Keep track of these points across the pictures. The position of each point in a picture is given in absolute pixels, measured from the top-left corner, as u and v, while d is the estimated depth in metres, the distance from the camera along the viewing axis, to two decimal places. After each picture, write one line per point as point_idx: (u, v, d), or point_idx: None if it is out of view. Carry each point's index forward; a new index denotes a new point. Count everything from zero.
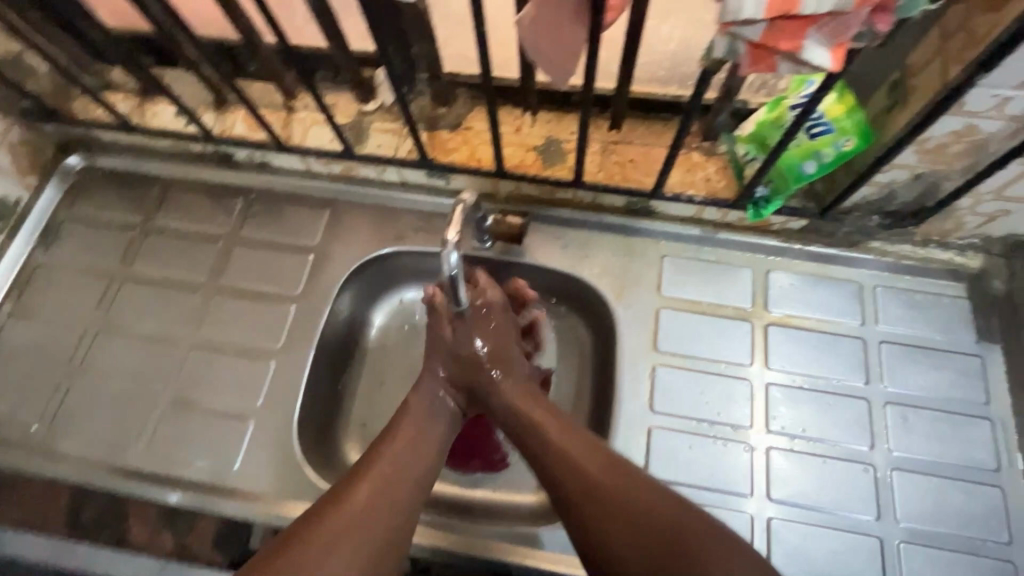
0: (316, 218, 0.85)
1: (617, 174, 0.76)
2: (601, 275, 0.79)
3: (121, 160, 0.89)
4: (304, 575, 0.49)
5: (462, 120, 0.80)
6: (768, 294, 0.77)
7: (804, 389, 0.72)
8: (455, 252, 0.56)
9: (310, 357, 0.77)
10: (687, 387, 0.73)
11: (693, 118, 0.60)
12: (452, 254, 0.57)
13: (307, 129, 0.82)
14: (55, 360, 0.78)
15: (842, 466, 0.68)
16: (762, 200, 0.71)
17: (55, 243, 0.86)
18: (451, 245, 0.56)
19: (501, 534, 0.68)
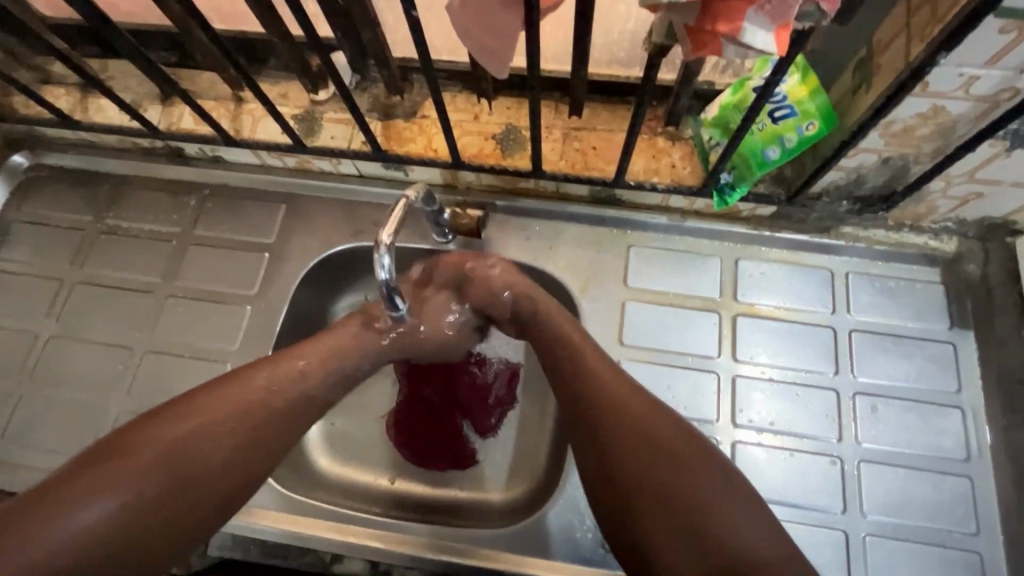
0: (271, 214, 0.82)
1: (579, 162, 0.73)
2: (566, 267, 0.76)
3: (70, 157, 0.86)
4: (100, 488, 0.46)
5: (417, 108, 0.77)
6: (737, 283, 0.75)
7: (772, 381, 0.70)
8: (388, 254, 0.53)
9: (268, 359, 0.75)
10: (653, 381, 0.71)
11: (647, 101, 0.56)
12: (387, 256, 0.54)
13: (257, 122, 0.78)
14: (6, 367, 0.76)
15: (809, 458, 0.67)
16: (727, 187, 0.67)
17: (3, 245, 0.83)
18: (386, 244, 0.54)
19: (462, 536, 0.66)
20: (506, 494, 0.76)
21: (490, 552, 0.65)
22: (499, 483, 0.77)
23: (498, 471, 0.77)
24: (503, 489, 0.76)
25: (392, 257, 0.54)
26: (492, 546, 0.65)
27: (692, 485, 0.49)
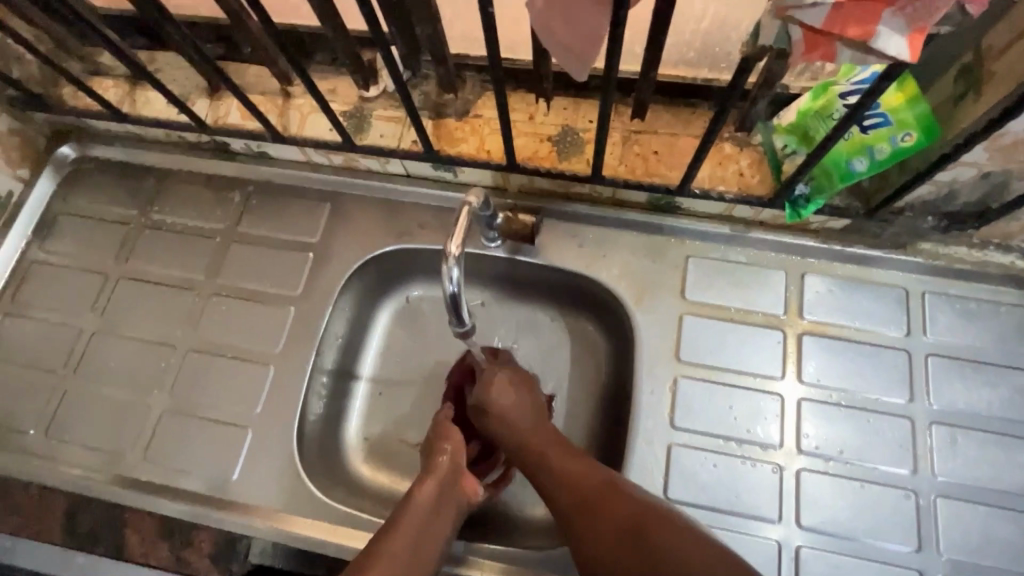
0: (315, 212, 0.80)
1: (640, 168, 0.69)
2: (621, 277, 0.73)
3: (116, 150, 0.85)
4: None
5: (470, 107, 0.74)
6: (803, 300, 0.70)
7: (840, 406, 0.66)
8: (456, 265, 0.52)
9: (312, 362, 0.73)
10: (711, 401, 0.67)
11: (729, 106, 0.53)
12: (455, 269, 0.53)
13: (305, 118, 0.76)
14: (52, 361, 0.76)
15: (882, 491, 0.63)
16: (802, 199, 0.64)
17: (49, 238, 0.82)
18: (455, 256, 0.52)
19: (495, 554, 0.65)
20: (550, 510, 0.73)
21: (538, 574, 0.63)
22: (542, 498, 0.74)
23: None
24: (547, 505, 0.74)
25: (460, 268, 0.53)
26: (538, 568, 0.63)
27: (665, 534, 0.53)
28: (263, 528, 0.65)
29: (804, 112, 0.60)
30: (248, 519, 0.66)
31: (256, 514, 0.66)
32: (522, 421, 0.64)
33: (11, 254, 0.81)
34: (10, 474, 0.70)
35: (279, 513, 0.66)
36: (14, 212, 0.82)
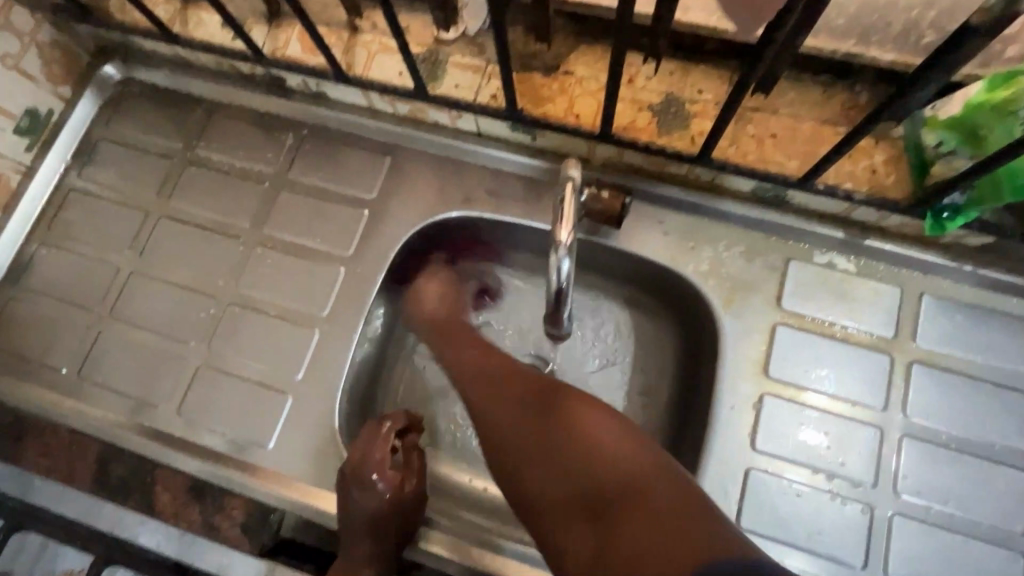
0: (374, 166, 0.72)
1: (753, 153, 0.60)
2: (710, 274, 0.65)
3: (162, 75, 0.78)
4: None
5: (561, 62, 0.64)
6: (919, 324, 0.62)
7: (947, 447, 0.59)
8: (566, 259, 0.49)
9: (358, 330, 0.67)
10: (799, 424, 0.60)
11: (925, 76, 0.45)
12: (565, 260, 0.50)
13: (372, 57, 0.67)
14: (87, 298, 0.71)
15: (985, 550, 0.56)
16: (949, 210, 0.54)
17: (89, 164, 0.77)
18: (566, 246, 0.49)
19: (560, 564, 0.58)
20: None
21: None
22: None
23: None
24: None
25: (569, 261, 0.50)
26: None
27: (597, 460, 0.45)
28: (298, 501, 0.61)
29: (977, 106, 0.49)
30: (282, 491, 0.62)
31: (290, 487, 0.62)
32: (482, 366, 0.59)
33: (48, 178, 0.76)
34: (40, 413, 0.67)
35: (316, 488, 0.62)
36: (52, 133, 0.76)
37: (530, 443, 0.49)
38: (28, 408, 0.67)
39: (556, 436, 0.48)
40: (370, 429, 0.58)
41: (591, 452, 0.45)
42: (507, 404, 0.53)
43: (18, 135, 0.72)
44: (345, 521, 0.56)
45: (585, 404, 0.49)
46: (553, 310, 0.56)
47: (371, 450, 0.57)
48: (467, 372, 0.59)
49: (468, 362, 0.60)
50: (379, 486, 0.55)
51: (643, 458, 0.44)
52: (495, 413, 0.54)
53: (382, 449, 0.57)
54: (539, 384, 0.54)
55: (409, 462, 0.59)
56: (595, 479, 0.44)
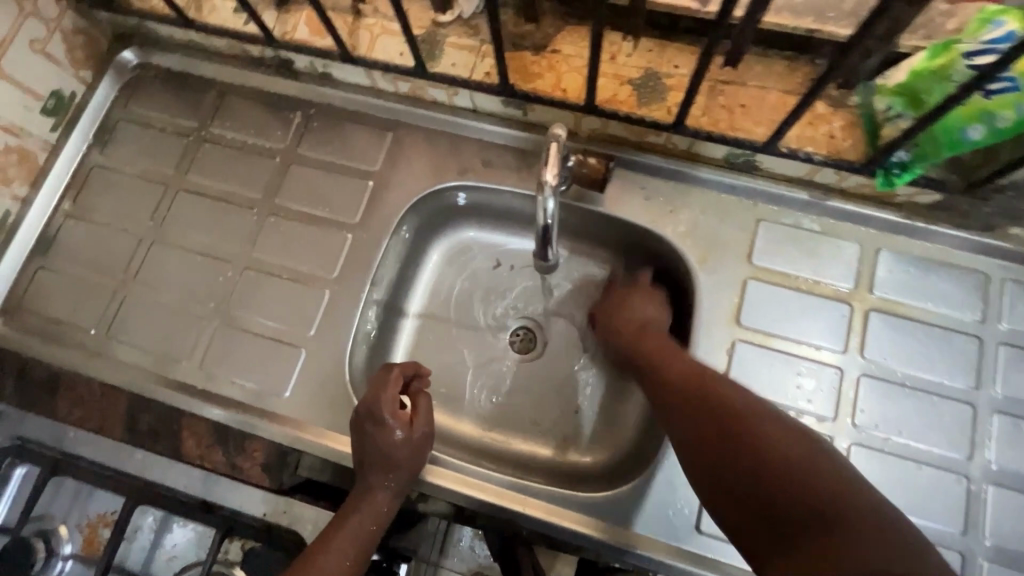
0: (378, 141, 0.78)
1: (723, 121, 0.65)
2: (686, 235, 0.71)
3: (178, 59, 0.83)
4: None
5: (549, 41, 0.70)
6: (876, 276, 0.68)
7: (901, 384, 0.65)
8: (551, 198, 0.56)
9: (367, 290, 0.73)
10: (768, 366, 0.66)
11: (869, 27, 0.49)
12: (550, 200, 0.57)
13: (375, 39, 0.73)
14: (112, 266, 0.77)
15: (934, 474, 0.62)
16: (898, 167, 0.60)
17: (111, 143, 0.82)
18: (551, 187, 0.56)
19: (552, 496, 0.64)
20: (589, 458, 0.74)
21: (589, 520, 0.63)
22: (581, 445, 0.75)
23: (581, 434, 0.75)
24: (585, 453, 0.74)
25: (555, 202, 0.57)
26: (594, 514, 0.63)
27: (744, 416, 0.53)
28: (313, 444, 0.67)
29: (918, 73, 0.55)
30: (299, 435, 0.67)
31: (306, 431, 0.68)
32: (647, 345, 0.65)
33: (72, 156, 0.81)
34: (69, 370, 0.72)
35: (329, 432, 0.68)
36: (76, 113, 0.81)
37: (726, 435, 0.52)
38: (59, 365, 0.72)
39: (718, 400, 0.55)
40: (386, 376, 0.64)
41: (728, 402, 0.54)
42: (688, 407, 0.57)
43: (45, 115, 0.77)
44: (361, 452, 0.61)
45: (773, 412, 0.53)
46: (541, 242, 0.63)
47: (382, 392, 0.62)
48: (653, 367, 0.63)
49: (654, 353, 0.64)
50: (391, 424, 0.61)
51: (761, 418, 0.52)
52: (688, 403, 0.57)
53: (391, 391, 0.62)
54: (736, 386, 0.56)
55: (416, 405, 0.65)
56: (744, 444, 0.51)
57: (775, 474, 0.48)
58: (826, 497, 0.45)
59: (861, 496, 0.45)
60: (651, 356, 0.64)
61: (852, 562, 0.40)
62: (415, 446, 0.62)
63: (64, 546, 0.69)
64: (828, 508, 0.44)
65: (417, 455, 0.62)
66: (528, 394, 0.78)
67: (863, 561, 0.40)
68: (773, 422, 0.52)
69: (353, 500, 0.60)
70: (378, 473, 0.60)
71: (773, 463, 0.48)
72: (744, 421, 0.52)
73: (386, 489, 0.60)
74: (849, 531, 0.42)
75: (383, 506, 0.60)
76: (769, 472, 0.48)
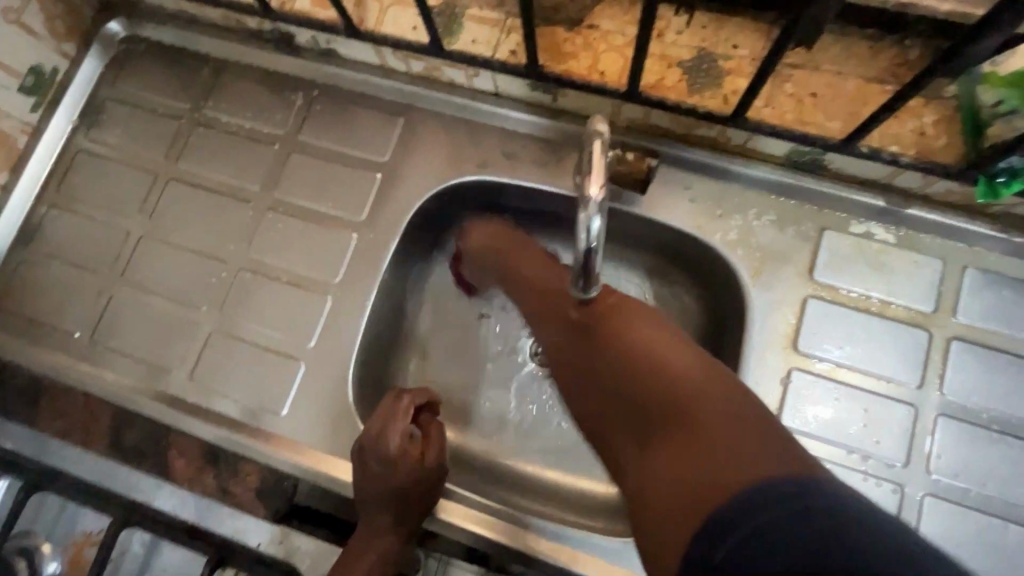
0: (387, 129, 0.69)
1: (790, 113, 0.55)
2: (738, 244, 0.61)
3: (169, 32, 0.75)
4: None
5: (584, 16, 0.59)
6: (961, 299, 0.58)
7: (986, 426, 0.56)
8: (597, 214, 0.44)
9: (372, 297, 0.66)
10: (828, 399, 0.57)
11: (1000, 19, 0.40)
12: (596, 220, 0.44)
13: (385, 11, 0.64)
14: (98, 262, 0.70)
15: (1023, 534, 0.54)
16: (1006, 174, 0.50)
17: (97, 126, 0.75)
18: (596, 203, 0.44)
19: (579, 540, 0.56)
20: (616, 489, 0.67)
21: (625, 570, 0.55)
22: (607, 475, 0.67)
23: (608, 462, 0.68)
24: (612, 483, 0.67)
25: (600, 219, 0.44)
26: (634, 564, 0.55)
27: (611, 320, 0.49)
28: (311, 469, 0.61)
29: None
30: (295, 459, 0.61)
31: (304, 454, 0.61)
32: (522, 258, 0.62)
33: (55, 140, 0.74)
34: (53, 377, 0.66)
35: (329, 456, 0.61)
36: (59, 92, 0.73)
37: (591, 336, 0.49)
38: (42, 371, 0.67)
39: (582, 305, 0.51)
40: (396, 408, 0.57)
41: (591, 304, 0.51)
42: (560, 332, 0.52)
43: (23, 94, 0.70)
44: (367, 489, 0.55)
45: (630, 306, 0.49)
46: (581, 275, 0.48)
47: (388, 426, 0.55)
48: (523, 281, 0.59)
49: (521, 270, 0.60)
50: (401, 461, 0.54)
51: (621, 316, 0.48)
52: (553, 315, 0.53)
53: (400, 423, 0.56)
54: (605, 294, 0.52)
55: (427, 435, 0.58)
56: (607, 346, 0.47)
57: (641, 377, 0.44)
58: (679, 393, 0.41)
59: (723, 383, 0.41)
60: (522, 274, 0.60)
61: (709, 440, 0.38)
62: (426, 485, 0.55)
63: (48, 564, 0.64)
64: (683, 396, 0.41)
65: (429, 494, 0.56)
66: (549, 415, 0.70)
67: (716, 439, 0.38)
68: (634, 325, 0.47)
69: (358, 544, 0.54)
70: (386, 514, 0.54)
71: (630, 364, 0.45)
72: (610, 321, 0.48)
73: (393, 530, 0.55)
74: (699, 435, 0.38)
75: (389, 550, 0.54)
76: (631, 370, 0.45)
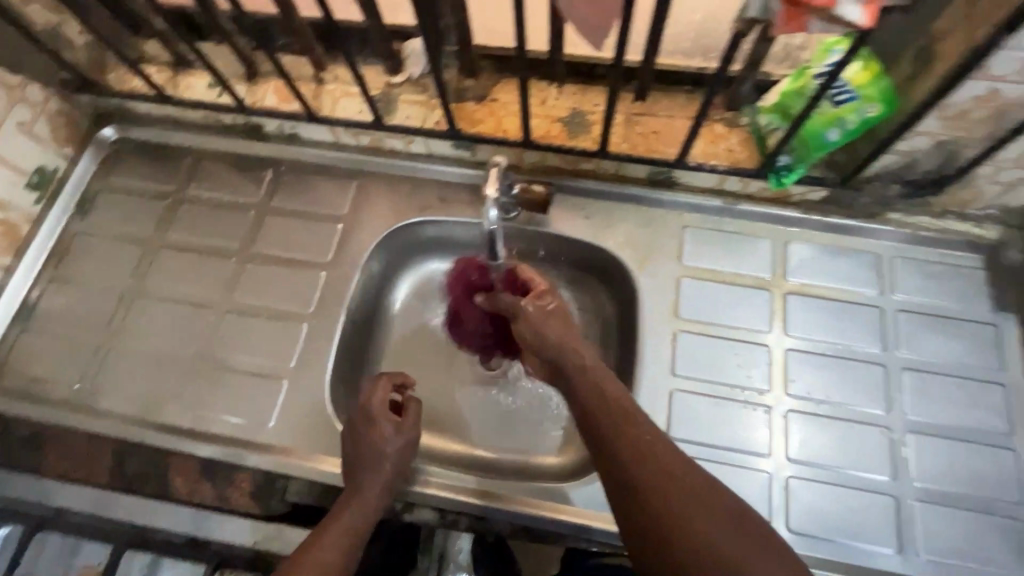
0: (343, 189, 0.87)
1: (642, 145, 0.77)
2: (624, 245, 0.81)
3: (155, 131, 0.91)
4: None
5: (488, 92, 0.81)
6: (789, 264, 0.79)
7: (823, 354, 0.74)
8: (492, 207, 0.66)
9: (341, 321, 0.79)
10: (707, 351, 0.75)
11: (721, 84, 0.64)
12: (492, 210, 0.67)
13: (336, 101, 0.83)
14: (95, 323, 0.81)
15: (863, 429, 0.70)
16: (784, 169, 0.72)
17: (91, 211, 0.88)
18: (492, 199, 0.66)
19: (531, 491, 0.68)
20: (562, 458, 0.79)
21: (571, 510, 0.67)
22: (554, 447, 0.80)
23: (552, 436, 0.80)
24: (559, 454, 0.79)
25: (496, 212, 0.67)
26: (582, 504, 0.67)
27: (717, 518, 0.52)
28: (297, 468, 0.71)
29: (785, 93, 0.68)
30: (284, 461, 0.71)
31: (291, 456, 0.71)
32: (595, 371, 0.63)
33: (54, 226, 0.87)
34: (54, 425, 0.74)
35: (313, 455, 0.72)
36: (58, 187, 0.87)
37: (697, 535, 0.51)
38: (44, 422, 0.74)
39: (685, 497, 0.53)
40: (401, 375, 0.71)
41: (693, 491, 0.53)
42: (675, 513, 0.52)
43: (29, 190, 0.83)
44: (353, 454, 0.66)
45: (740, 520, 0.52)
46: (489, 250, 0.71)
47: (372, 395, 0.69)
48: (611, 430, 0.58)
49: (608, 418, 0.59)
50: (380, 421, 0.67)
51: (721, 526, 0.51)
52: (654, 481, 0.54)
53: (381, 392, 0.69)
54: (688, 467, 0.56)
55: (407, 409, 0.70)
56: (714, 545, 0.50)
57: None
58: None
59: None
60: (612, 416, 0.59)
61: None
62: (400, 442, 0.66)
63: None
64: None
65: (404, 456, 0.67)
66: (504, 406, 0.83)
67: None
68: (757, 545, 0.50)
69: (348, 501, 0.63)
70: (370, 466, 0.64)
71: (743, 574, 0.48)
72: (716, 519, 0.52)
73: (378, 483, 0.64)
74: None
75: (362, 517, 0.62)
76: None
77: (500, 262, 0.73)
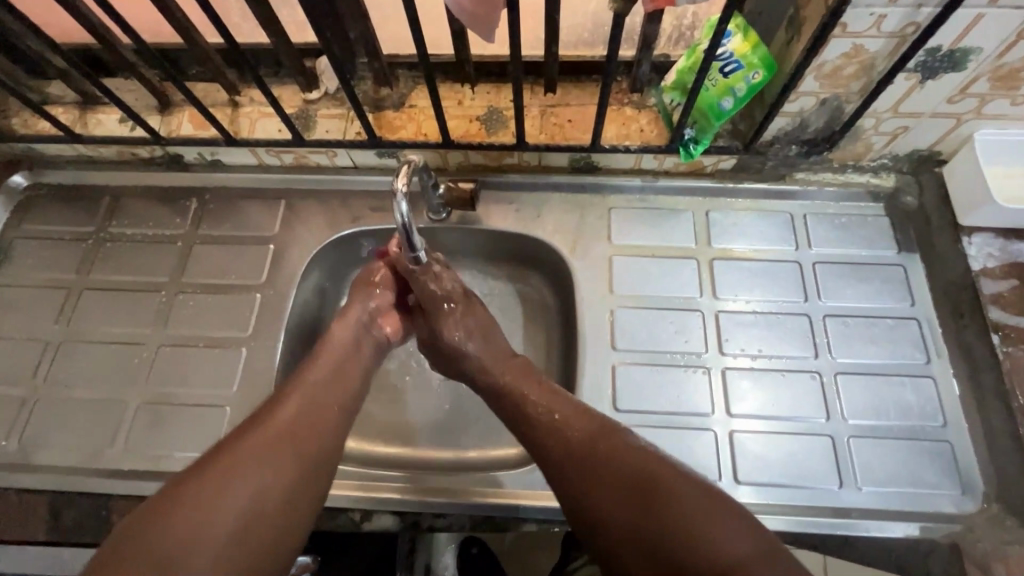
0: (272, 209, 0.86)
1: (558, 135, 0.80)
2: (555, 232, 0.83)
3: (68, 174, 0.89)
4: (207, 481, 0.52)
5: (405, 99, 0.83)
6: (711, 231, 0.82)
7: (751, 312, 0.78)
8: (403, 199, 0.61)
9: (282, 339, 0.78)
10: (643, 322, 0.77)
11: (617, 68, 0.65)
12: (404, 202, 0.61)
13: (254, 122, 0.83)
14: (20, 376, 0.77)
15: (796, 377, 0.74)
16: (691, 141, 0.76)
17: (7, 262, 0.84)
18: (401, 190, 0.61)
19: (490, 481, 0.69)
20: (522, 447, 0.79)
21: (530, 493, 0.69)
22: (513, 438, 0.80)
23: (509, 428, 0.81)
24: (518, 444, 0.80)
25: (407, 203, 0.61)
26: (537, 486, 0.69)
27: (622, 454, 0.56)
28: None
29: (681, 71, 0.72)
30: None
31: None
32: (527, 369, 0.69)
33: None
34: None
35: None
36: None
37: (595, 459, 0.56)
38: None
39: (597, 442, 0.57)
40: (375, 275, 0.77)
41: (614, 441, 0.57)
42: (582, 451, 0.57)
43: None
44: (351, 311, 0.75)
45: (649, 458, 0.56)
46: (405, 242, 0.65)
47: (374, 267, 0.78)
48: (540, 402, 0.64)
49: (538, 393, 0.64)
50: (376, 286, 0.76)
51: (626, 462, 0.55)
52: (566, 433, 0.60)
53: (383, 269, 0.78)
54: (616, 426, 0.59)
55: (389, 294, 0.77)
56: (609, 472, 0.55)
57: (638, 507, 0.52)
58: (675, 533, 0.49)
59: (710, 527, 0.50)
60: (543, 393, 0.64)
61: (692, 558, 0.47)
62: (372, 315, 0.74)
63: None
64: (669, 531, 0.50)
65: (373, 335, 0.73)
66: (460, 405, 0.83)
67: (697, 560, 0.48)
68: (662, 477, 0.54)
69: (319, 370, 0.64)
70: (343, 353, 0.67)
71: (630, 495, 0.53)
72: (621, 456, 0.56)
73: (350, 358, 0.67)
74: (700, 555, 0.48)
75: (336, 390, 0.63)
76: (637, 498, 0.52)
77: (420, 255, 0.67)
